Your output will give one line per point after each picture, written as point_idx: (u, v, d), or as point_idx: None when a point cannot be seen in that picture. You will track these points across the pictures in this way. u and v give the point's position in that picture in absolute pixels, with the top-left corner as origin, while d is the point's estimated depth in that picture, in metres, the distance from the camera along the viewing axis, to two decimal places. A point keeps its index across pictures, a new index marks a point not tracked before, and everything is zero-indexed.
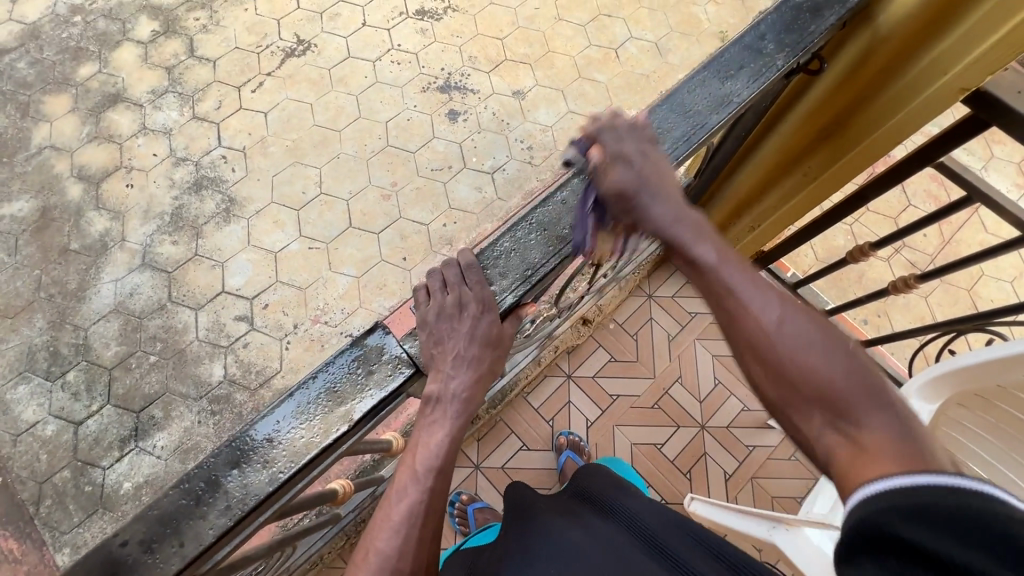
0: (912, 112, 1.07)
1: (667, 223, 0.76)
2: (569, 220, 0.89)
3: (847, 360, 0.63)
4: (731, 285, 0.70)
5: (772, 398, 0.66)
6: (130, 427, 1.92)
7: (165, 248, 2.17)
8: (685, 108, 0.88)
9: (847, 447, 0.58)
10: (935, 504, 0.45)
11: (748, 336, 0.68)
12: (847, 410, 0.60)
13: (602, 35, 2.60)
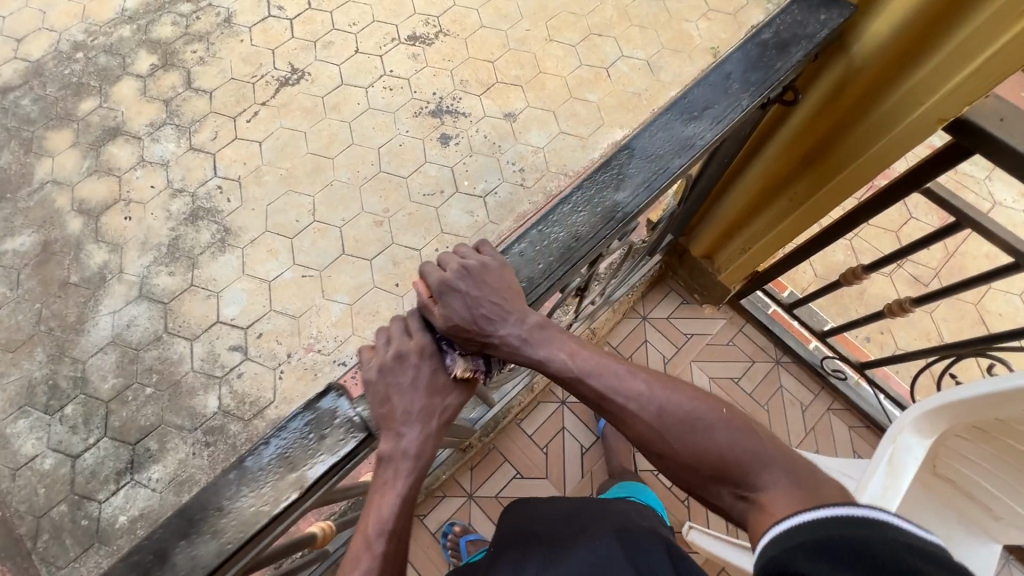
0: (896, 136, 1.04)
1: (550, 355, 0.88)
2: (527, 271, 0.92)
3: (726, 430, 0.80)
4: (612, 390, 0.86)
5: (686, 479, 0.82)
6: (126, 460, 1.93)
7: (162, 279, 2.20)
8: (646, 155, 0.93)
9: (753, 510, 0.73)
10: (845, 538, 0.57)
11: (654, 444, 0.83)
12: (746, 475, 0.76)
13: (593, 55, 2.60)
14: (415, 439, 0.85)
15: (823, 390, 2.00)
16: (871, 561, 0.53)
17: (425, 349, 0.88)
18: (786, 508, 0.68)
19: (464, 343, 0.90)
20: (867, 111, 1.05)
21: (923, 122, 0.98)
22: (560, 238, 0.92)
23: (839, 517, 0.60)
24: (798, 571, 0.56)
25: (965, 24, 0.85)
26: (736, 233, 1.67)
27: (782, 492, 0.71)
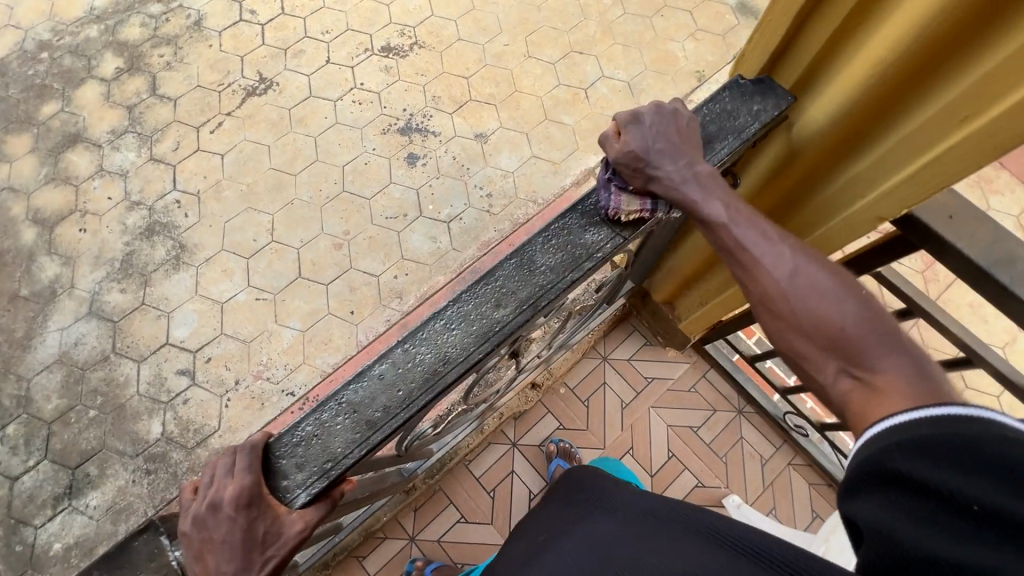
0: (837, 226, 0.93)
1: (707, 201, 0.70)
2: (382, 398, 0.66)
3: (859, 308, 0.64)
4: (749, 245, 0.69)
5: (789, 347, 0.68)
6: (65, 484, 1.90)
7: (113, 296, 2.15)
8: (531, 265, 0.72)
9: (860, 390, 0.60)
10: (936, 437, 0.48)
11: (766, 307, 0.68)
12: (860, 353, 0.62)
13: (572, 74, 2.49)
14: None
15: (785, 443, 1.92)
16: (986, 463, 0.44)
17: (240, 498, 0.61)
18: (894, 407, 0.55)
19: (309, 479, 0.63)
20: (811, 193, 0.93)
21: (862, 217, 0.87)
22: (424, 361, 0.68)
23: (929, 416, 0.51)
24: (901, 476, 0.48)
25: (909, 119, 0.72)
26: (696, 283, 1.57)
27: (911, 379, 0.58)
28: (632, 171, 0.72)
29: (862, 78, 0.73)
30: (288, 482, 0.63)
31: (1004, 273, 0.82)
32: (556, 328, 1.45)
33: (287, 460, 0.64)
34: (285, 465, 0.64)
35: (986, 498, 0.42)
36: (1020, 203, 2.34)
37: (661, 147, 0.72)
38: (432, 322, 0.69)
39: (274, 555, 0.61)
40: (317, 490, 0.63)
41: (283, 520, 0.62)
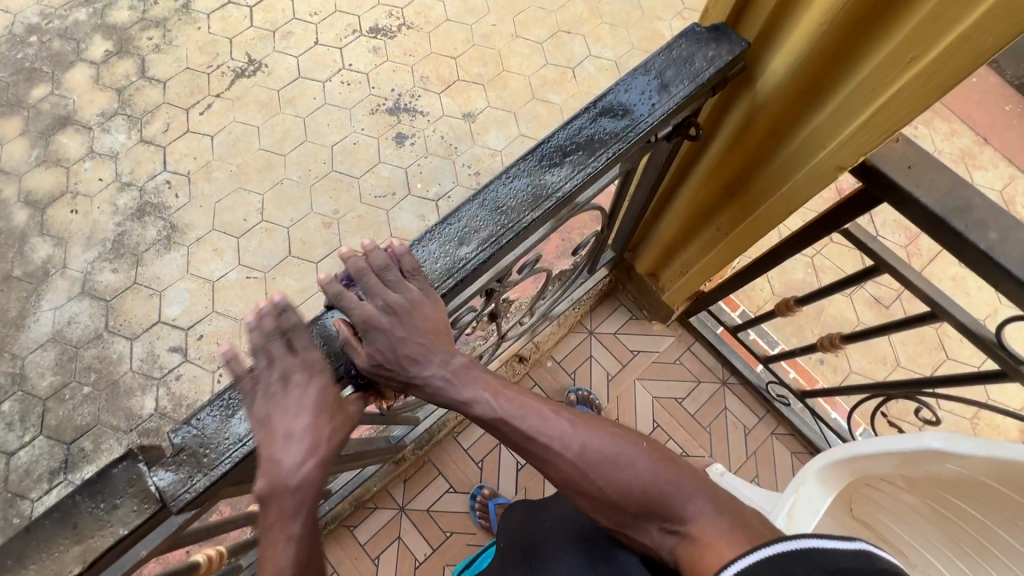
0: (802, 180, 0.96)
1: (476, 397, 0.74)
2: (386, 313, 0.71)
3: (649, 465, 0.72)
4: (539, 436, 0.73)
5: (610, 520, 0.72)
6: (60, 459, 1.93)
7: (105, 275, 2.17)
8: (494, 206, 0.74)
9: (683, 546, 0.66)
10: (787, 573, 0.54)
11: (575, 487, 0.73)
12: (668, 507, 0.69)
13: (560, 54, 2.50)
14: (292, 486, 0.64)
15: (768, 413, 1.95)
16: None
17: (312, 362, 0.68)
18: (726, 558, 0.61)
19: (282, 407, 0.66)
20: (778, 148, 0.96)
21: (823, 170, 0.90)
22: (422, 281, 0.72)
23: (782, 553, 0.56)
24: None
25: (860, 68, 0.75)
26: (675, 254, 1.60)
27: (717, 523, 0.66)
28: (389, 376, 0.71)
29: (815, 28, 0.75)
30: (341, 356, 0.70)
31: (959, 220, 0.85)
32: (536, 294, 1.48)
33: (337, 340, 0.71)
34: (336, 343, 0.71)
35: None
36: (1003, 177, 2.36)
37: (410, 350, 0.70)
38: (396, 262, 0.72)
39: (340, 418, 0.68)
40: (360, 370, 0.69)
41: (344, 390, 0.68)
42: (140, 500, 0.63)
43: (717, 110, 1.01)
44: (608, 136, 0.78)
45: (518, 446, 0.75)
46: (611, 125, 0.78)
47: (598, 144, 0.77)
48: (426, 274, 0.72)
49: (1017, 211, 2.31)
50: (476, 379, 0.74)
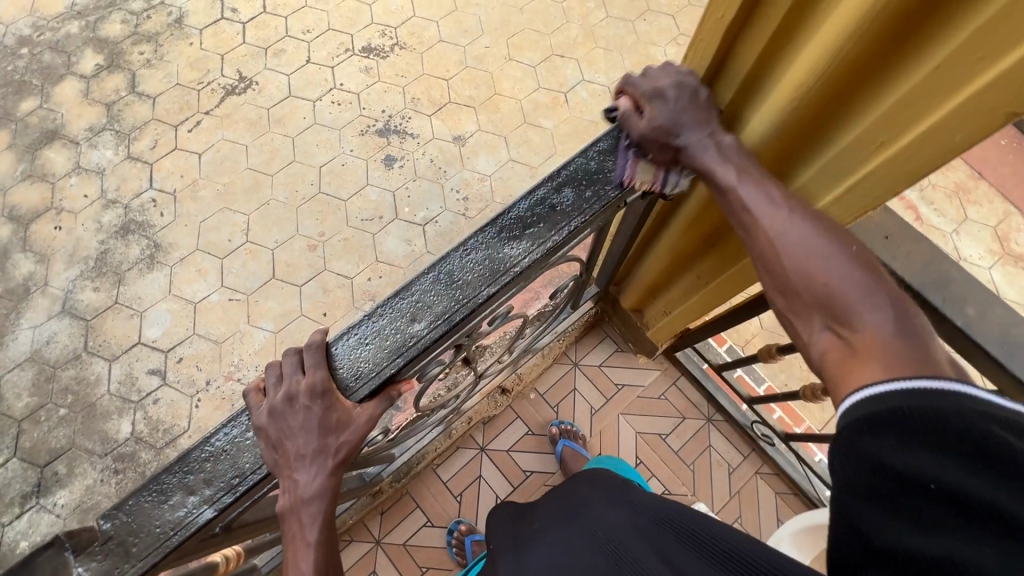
0: None
1: (718, 170, 0.68)
2: (368, 357, 0.68)
3: (849, 264, 0.61)
4: (749, 203, 0.66)
5: (778, 302, 0.67)
6: (33, 483, 1.90)
7: (86, 294, 2.15)
8: (449, 280, 0.72)
9: (840, 349, 0.59)
10: (907, 410, 0.46)
11: (758, 260, 0.67)
12: (848, 317, 0.59)
13: (553, 78, 2.49)
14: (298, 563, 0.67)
15: (753, 452, 1.92)
16: (959, 440, 0.42)
17: (317, 387, 0.65)
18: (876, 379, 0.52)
19: (216, 494, 0.63)
20: None
21: None
22: (391, 333, 0.69)
23: (911, 387, 0.48)
24: (873, 456, 0.45)
25: (822, 152, 0.73)
26: (658, 295, 1.58)
27: (894, 347, 0.55)
28: (657, 147, 0.71)
29: (776, 111, 0.73)
30: (349, 368, 0.68)
31: (936, 295, 0.82)
32: (514, 335, 1.45)
33: (350, 353, 0.69)
34: (349, 357, 0.68)
35: (949, 476, 0.40)
36: (998, 213, 2.34)
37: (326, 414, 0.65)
38: (343, 338, 0.69)
39: (347, 441, 0.66)
40: (375, 384, 0.68)
41: (352, 413, 0.67)
42: None
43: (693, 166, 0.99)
44: (571, 207, 0.76)
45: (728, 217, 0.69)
46: (575, 195, 0.76)
47: (559, 216, 0.75)
48: (691, 101, 0.71)
49: (1011, 249, 2.28)
50: (732, 157, 0.69)
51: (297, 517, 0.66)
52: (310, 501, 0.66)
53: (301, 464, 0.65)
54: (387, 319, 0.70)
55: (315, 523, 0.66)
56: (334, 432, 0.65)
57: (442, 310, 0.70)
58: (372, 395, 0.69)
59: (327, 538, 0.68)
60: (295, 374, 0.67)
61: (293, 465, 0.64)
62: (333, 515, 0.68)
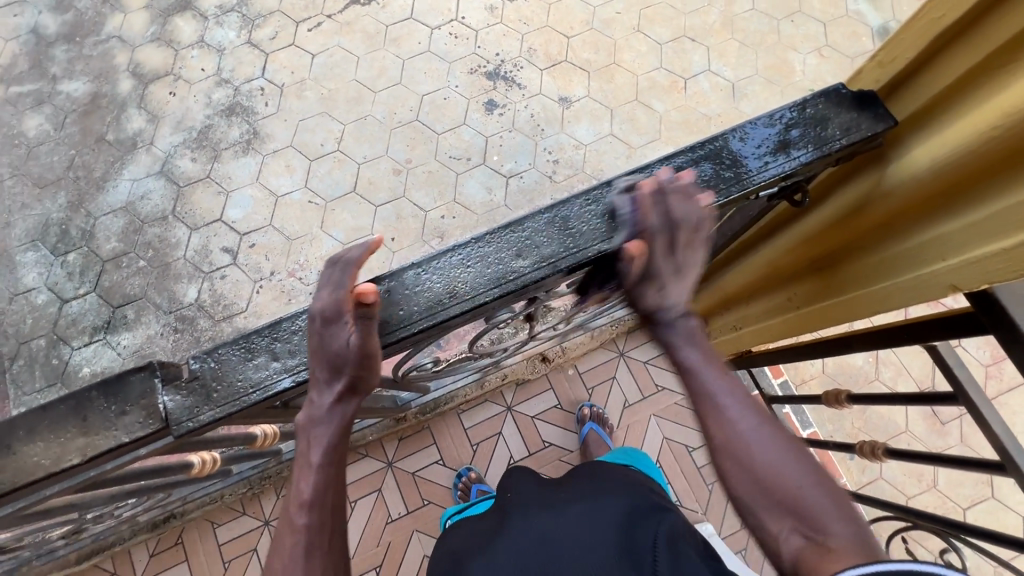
0: (901, 284, 0.87)
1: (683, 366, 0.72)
2: (468, 277, 0.68)
3: (813, 471, 0.68)
4: (715, 394, 0.71)
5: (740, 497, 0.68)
6: (104, 318, 2.09)
7: (184, 163, 2.29)
8: (564, 225, 0.69)
9: (811, 553, 0.62)
10: None
11: (723, 464, 0.70)
12: (810, 515, 0.64)
13: (677, 61, 2.36)
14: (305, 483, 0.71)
15: None
16: None
17: (327, 311, 0.63)
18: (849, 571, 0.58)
19: (298, 366, 0.67)
20: (887, 242, 0.87)
21: (931, 283, 0.80)
22: (494, 261, 0.68)
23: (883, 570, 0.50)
24: None
25: (1011, 194, 0.65)
26: (735, 305, 1.51)
27: (857, 546, 0.61)
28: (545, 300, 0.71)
29: (977, 135, 0.65)
30: (448, 285, 0.68)
31: None
32: (577, 307, 1.44)
33: (449, 273, 0.68)
34: (450, 276, 0.68)
35: None
36: None
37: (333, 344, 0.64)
38: (386, 281, 0.67)
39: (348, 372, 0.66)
40: (468, 305, 0.67)
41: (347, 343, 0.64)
42: (147, 414, 0.65)
43: (831, 179, 0.91)
44: (707, 182, 0.72)
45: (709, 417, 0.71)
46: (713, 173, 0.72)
47: None
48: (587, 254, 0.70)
49: None
50: (701, 340, 0.72)
51: (306, 442, 0.71)
52: (324, 423, 0.69)
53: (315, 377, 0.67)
54: (494, 249, 0.69)
55: (322, 447, 0.70)
56: (347, 361, 0.65)
57: (550, 253, 0.68)
58: (461, 315, 0.68)
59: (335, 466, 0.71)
60: (321, 289, 0.65)
61: (312, 383, 0.68)
62: (341, 445, 0.71)
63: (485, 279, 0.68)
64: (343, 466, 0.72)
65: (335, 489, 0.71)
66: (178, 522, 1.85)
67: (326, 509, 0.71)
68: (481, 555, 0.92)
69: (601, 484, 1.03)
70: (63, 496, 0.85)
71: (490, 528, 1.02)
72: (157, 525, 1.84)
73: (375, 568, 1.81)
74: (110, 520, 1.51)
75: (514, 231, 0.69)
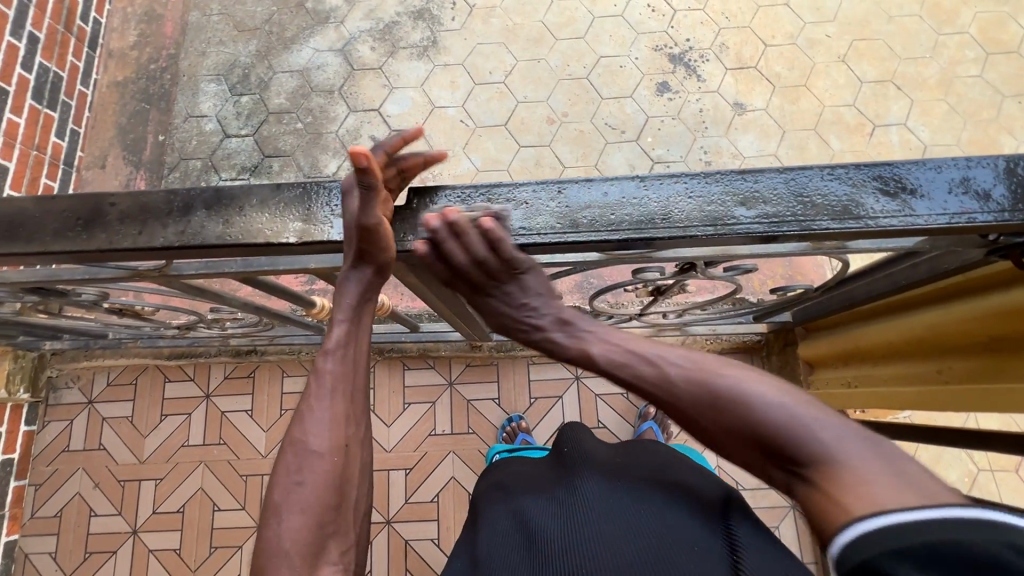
0: None
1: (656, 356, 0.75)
2: (687, 207, 0.68)
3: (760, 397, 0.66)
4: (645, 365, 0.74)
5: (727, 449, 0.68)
6: (254, 162, 2.28)
7: (363, 49, 2.42)
8: (799, 191, 0.67)
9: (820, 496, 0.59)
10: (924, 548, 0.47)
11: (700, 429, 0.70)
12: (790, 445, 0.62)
13: (873, 103, 2.19)
14: (334, 335, 0.80)
15: (814, 564, 1.76)
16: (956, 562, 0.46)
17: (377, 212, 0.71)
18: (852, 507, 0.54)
19: (502, 230, 0.69)
20: None
21: None
22: (718, 201, 0.67)
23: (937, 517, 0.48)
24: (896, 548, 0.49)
25: None
26: (855, 362, 1.43)
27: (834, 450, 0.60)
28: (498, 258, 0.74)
29: None
30: (664, 212, 0.68)
31: None
32: (697, 302, 1.41)
33: (666, 201, 0.68)
34: (665, 205, 0.68)
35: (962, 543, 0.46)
36: None
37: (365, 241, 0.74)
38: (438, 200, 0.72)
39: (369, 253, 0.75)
40: (680, 234, 0.67)
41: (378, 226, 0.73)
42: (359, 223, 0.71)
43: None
44: (964, 201, 0.67)
45: (688, 404, 0.70)
46: (976, 194, 0.66)
47: (943, 204, 0.67)
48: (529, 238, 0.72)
49: None
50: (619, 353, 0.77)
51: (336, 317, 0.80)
52: (347, 289, 0.79)
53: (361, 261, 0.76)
54: (720, 192, 0.68)
55: (349, 316, 0.80)
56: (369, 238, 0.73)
57: (777, 213, 0.67)
58: (664, 241, 0.69)
59: (354, 322, 0.80)
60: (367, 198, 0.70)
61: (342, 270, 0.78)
62: (362, 311, 0.81)
63: (703, 215, 0.67)
64: (366, 329, 0.81)
65: (354, 341, 0.80)
66: (257, 359, 2.02)
67: (349, 366, 0.79)
68: (542, 504, 0.87)
69: (654, 457, 0.97)
70: (231, 279, 0.97)
71: (547, 478, 0.97)
72: (239, 353, 2.02)
73: (406, 468, 1.91)
74: (214, 330, 1.68)
75: (746, 179, 0.68)
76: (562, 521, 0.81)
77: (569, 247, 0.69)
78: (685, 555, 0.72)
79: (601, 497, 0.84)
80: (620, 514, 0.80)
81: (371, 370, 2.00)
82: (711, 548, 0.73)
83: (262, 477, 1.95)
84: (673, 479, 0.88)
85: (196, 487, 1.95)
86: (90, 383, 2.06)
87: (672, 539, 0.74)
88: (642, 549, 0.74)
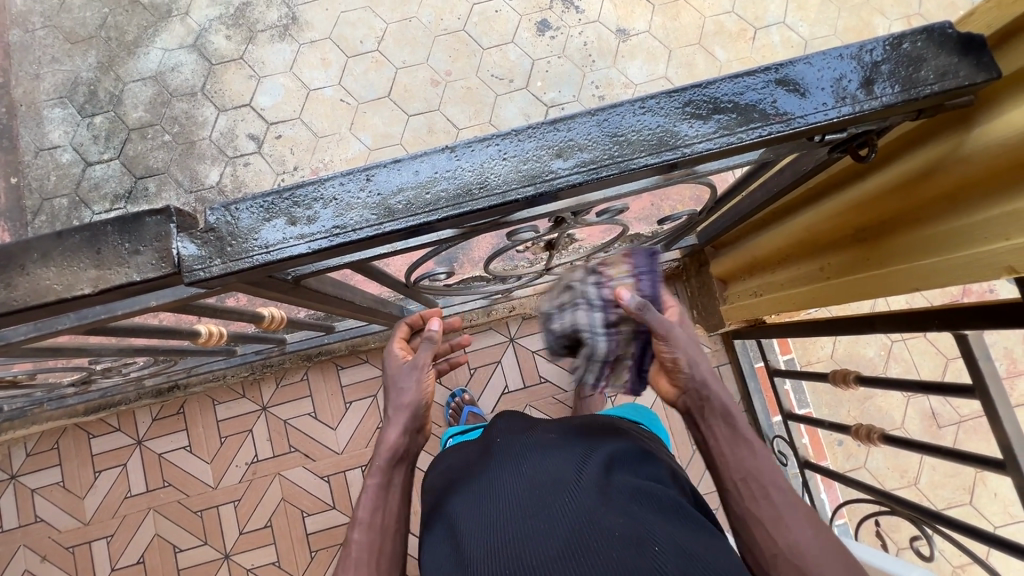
0: (944, 264, 0.87)
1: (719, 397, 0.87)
2: (501, 170, 0.64)
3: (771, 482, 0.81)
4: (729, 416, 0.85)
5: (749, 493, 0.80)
6: (126, 188, 2.09)
7: (218, 39, 2.21)
8: (612, 132, 0.64)
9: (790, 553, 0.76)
10: None
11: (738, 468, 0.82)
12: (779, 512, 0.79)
13: (751, 7, 2.17)
14: (364, 505, 0.86)
15: None
16: None
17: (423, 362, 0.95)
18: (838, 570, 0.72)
19: (316, 234, 0.64)
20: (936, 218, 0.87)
21: (977, 264, 0.81)
22: (531, 157, 0.64)
23: None
24: None
25: None
26: (758, 271, 1.48)
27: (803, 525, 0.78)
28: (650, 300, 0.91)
29: None
30: (482, 181, 0.64)
31: None
32: (597, 247, 1.40)
33: (480, 169, 0.64)
34: (480, 172, 0.64)
35: None
36: None
37: (410, 383, 0.92)
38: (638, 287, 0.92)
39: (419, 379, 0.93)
40: (499, 200, 0.64)
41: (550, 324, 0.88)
42: (160, 257, 0.64)
43: (956, 116, 0.76)
44: (776, 110, 0.65)
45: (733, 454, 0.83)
46: (786, 100, 0.65)
47: (756, 116, 0.65)
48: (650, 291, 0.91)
49: None
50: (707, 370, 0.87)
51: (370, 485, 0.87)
52: (383, 448, 0.88)
53: (411, 384, 0.92)
54: (532, 148, 0.64)
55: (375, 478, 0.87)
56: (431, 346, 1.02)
57: (595, 160, 0.64)
58: (487, 210, 0.65)
59: (384, 487, 0.87)
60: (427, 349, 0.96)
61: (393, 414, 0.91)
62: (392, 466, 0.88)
63: (520, 177, 0.64)
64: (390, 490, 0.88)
65: (386, 508, 0.86)
66: (181, 394, 1.92)
67: (374, 520, 0.85)
68: (467, 504, 0.90)
69: (590, 438, 0.98)
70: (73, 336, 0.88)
71: (474, 465, 1.00)
72: (161, 393, 1.91)
73: (361, 466, 1.90)
74: (115, 378, 1.57)
75: (556, 129, 0.64)
76: (486, 524, 0.83)
77: (391, 237, 0.65)
78: (599, 546, 0.73)
79: (525, 490, 0.86)
80: (540, 510, 0.82)
81: (305, 377, 1.95)
82: (625, 534, 0.74)
83: (217, 509, 1.90)
84: (598, 458, 0.90)
85: (152, 533, 1.89)
86: (8, 458, 1.92)
87: (589, 528, 0.76)
88: (553, 547, 0.75)
